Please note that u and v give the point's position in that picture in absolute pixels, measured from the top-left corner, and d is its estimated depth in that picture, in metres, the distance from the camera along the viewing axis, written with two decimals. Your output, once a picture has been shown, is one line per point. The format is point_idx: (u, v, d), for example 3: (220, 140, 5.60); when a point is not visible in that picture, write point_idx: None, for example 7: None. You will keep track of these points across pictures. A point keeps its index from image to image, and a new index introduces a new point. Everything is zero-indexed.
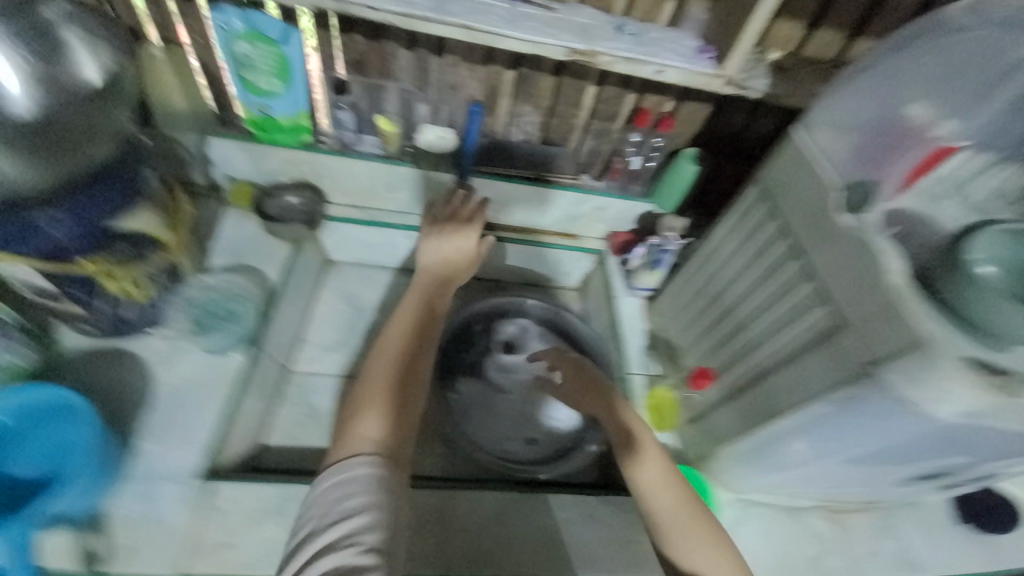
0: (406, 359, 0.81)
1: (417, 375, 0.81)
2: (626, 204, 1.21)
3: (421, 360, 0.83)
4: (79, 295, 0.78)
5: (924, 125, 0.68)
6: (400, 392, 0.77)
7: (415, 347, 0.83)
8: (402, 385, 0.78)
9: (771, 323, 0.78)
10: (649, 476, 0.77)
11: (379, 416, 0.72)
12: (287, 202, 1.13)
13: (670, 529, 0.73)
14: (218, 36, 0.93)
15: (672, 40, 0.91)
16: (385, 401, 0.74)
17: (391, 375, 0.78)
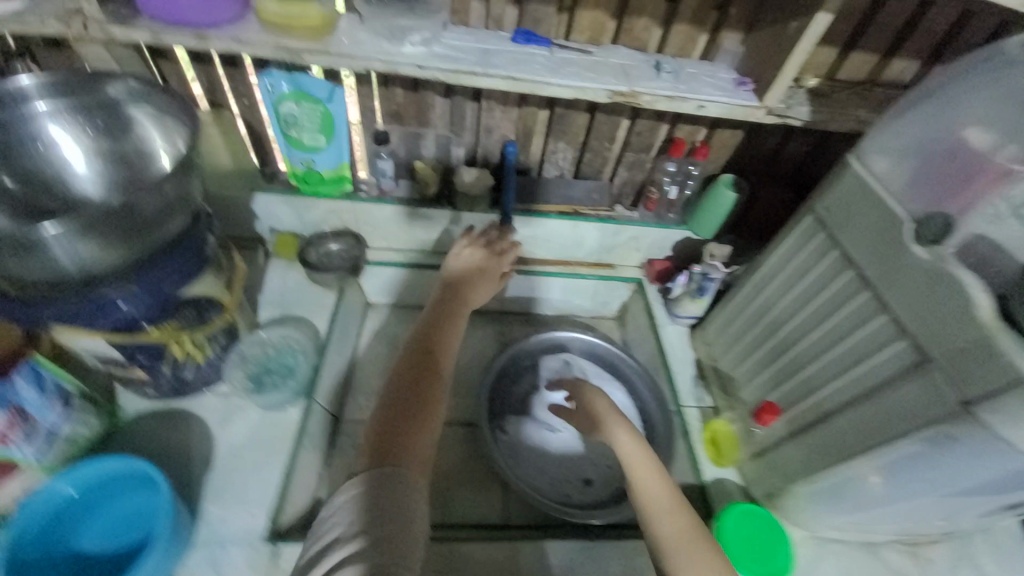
0: (412, 376, 0.77)
1: (427, 392, 0.75)
2: (662, 231, 1.21)
3: (433, 376, 0.78)
4: (144, 361, 0.79)
5: (994, 148, 0.62)
6: (406, 411, 0.72)
7: (421, 363, 0.79)
8: (409, 405, 0.73)
9: (835, 356, 0.76)
10: (653, 495, 0.75)
11: (383, 440, 0.68)
12: (329, 250, 1.14)
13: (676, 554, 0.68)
14: (265, 99, 0.96)
15: (709, 73, 0.92)
16: (389, 424, 0.71)
17: (396, 396, 0.74)
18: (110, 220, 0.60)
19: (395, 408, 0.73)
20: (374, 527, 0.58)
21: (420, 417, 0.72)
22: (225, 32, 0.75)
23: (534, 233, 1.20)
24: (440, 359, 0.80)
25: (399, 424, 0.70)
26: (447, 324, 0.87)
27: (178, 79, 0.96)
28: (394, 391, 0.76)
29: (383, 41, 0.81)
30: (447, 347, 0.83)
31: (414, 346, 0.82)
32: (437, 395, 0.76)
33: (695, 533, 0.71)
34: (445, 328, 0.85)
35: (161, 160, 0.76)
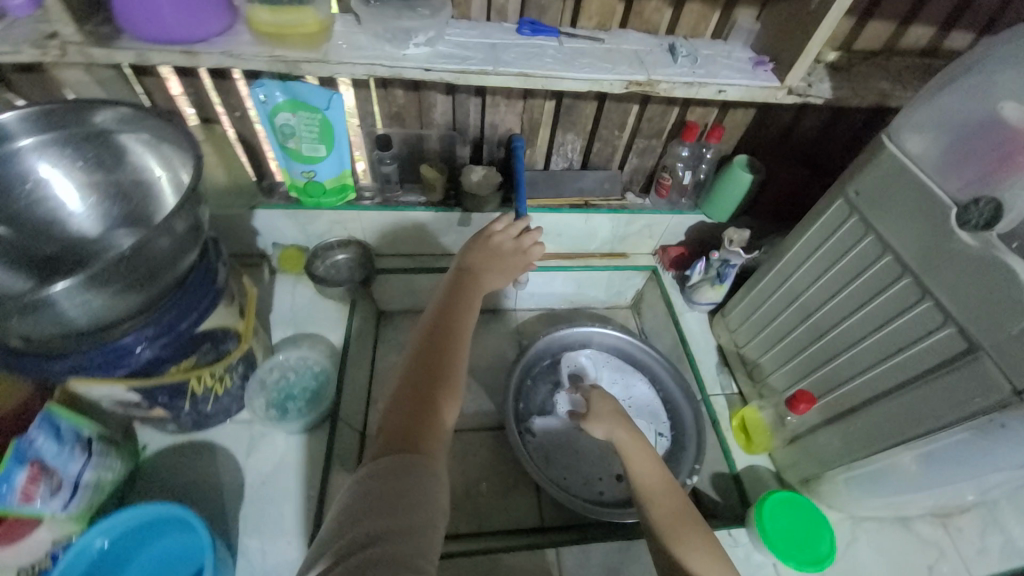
0: (423, 366, 0.74)
1: (439, 379, 0.73)
2: (676, 218, 1.17)
3: (445, 363, 0.75)
4: (163, 400, 0.75)
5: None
6: (418, 401, 0.69)
7: (436, 352, 0.76)
8: (420, 393, 0.71)
9: (876, 341, 0.74)
10: (643, 477, 0.79)
11: (396, 431, 0.65)
12: (336, 260, 1.10)
13: (668, 533, 0.72)
14: (258, 111, 0.91)
15: (724, 55, 0.89)
16: (402, 414, 0.68)
17: (408, 386, 0.72)
18: (124, 267, 0.57)
19: (408, 397, 0.70)
20: (388, 517, 0.55)
21: (432, 405, 0.70)
22: (216, 46, 0.72)
23: (546, 228, 1.16)
24: (452, 345, 0.77)
25: (411, 414, 0.68)
26: (459, 308, 0.83)
27: (163, 95, 0.89)
28: (406, 382, 0.73)
29: (386, 44, 0.78)
30: (461, 333, 0.80)
31: (423, 334, 0.79)
32: (452, 383, 0.74)
33: (683, 514, 0.74)
34: (454, 312, 0.82)
35: (163, 191, 0.73)
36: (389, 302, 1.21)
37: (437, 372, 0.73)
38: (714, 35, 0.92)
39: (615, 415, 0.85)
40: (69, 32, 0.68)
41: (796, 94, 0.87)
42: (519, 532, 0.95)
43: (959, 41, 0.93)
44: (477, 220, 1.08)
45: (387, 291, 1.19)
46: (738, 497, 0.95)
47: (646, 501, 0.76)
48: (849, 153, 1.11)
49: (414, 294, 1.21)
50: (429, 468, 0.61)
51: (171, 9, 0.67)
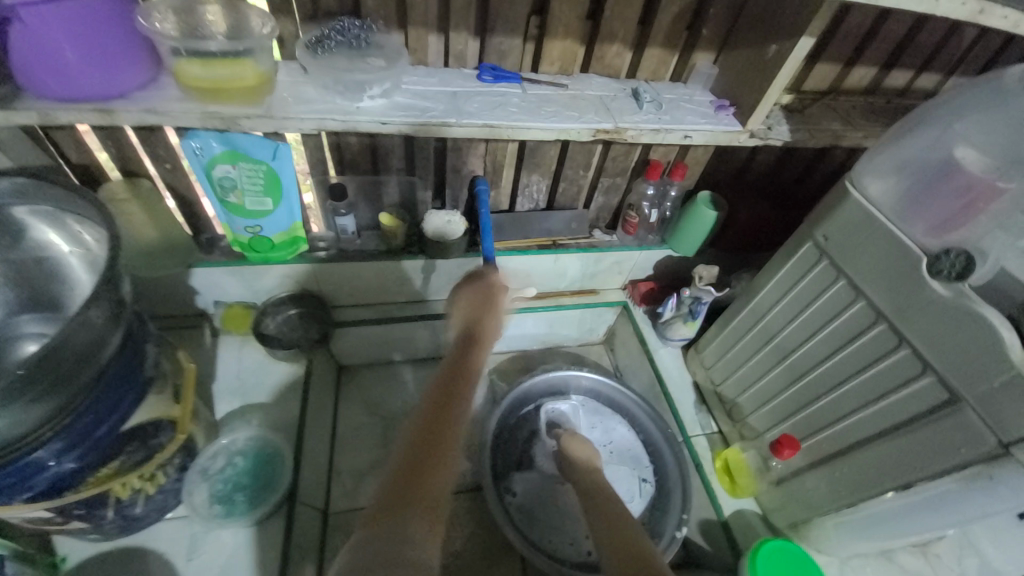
0: (433, 414, 0.70)
1: (444, 437, 0.67)
2: (644, 253, 1.15)
3: (452, 409, 0.71)
4: (81, 511, 0.66)
5: (978, 168, 0.62)
6: (424, 450, 0.65)
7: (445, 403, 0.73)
8: (428, 444, 0.66)
9: (856, 386, 0.75)
10: (596, 496, 0.83)
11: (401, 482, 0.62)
12: (289, 316, 1.00)
13: (611, 527, 0.73)
14: (192, 162, 0.81)
15: (685, 98, 0.89)
16: (407, 463, 0.64)
17: (417, 432, 0.68)
18: (38, 379, 0.49)
19: (416, 446, 0.66)
20: None
21: (435, 457, 0.65)
22: (135, 103, 0.66)
23: (515, 271, 1.10)
24: (461, 391, 0.74)
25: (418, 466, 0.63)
26: (472, 357, 0.80)
27: (78, 150, 0.79)
28: (418, 426, 0.69)
29: (337, 97, 0.74)
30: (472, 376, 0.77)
31: (439, 380, 0.76)
32: (456, 429, 0.69)
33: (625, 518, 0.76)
34: (466, 357, 0.80)
35: (75, 268, 0.67)
36: (349, 355, 1.12)
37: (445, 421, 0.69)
38: (674, 77, 0.92)
39: (577, 453, 0.95)
40: None
41: (756, 137, 0.89)
42: None
43: (898, 79, 0.97)
44: (443, 266, 1.02)
45: (348, 344, 1.09)
46: (728, 546, 0.92)
47: (595, 508, 0.79)
48: (805, 184, 1.14)
49: (375, 346, 1.12)
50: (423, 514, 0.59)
51: (79, 64, 0.61)
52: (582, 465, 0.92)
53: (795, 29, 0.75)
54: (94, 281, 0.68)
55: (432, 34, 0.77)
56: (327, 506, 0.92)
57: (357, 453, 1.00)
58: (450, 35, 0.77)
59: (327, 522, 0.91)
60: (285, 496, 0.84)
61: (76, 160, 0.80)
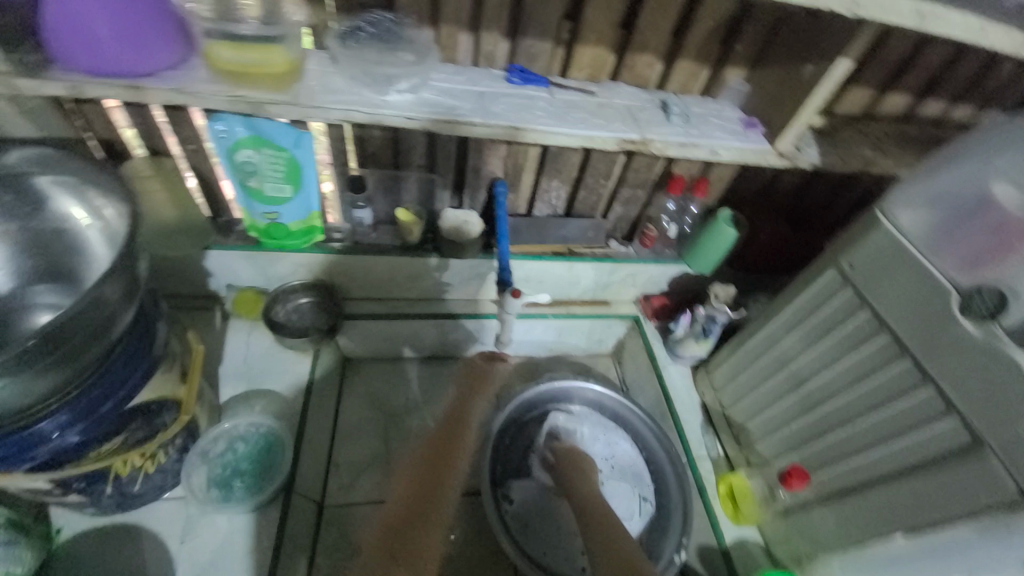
0: (436, 454, 0.76)
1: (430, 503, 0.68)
2: (659, 267, 1.13)
3: (455, 449, 0.77)
4: (80, 484, 0.66)
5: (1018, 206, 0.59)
6: (428, 486, 0.71)
7: (432, 465, 0.74)
8: (430, 481, 0.72)
9: (873, 421, 0.73)
10: (598, 512, 0.81)
11: (405, 514, 0.67)
12: (299, 304, 1.00)
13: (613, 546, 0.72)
14: (217, 146, 0.82)
15: (715, 113, 0.88)
16: (405, 506, 0.68)
17: (419, 472, 0.74)
18: (48, 351, 0.49)
19: (417, 482, 0.72)
20: None
21: (436, 493, 0.70)
22: (165, 82, 0.66)
23: (528, 276, 1.09)
24: (459, 440, 0.78)
25: (419, 501, 0.69)
26: (475, 399, 0.85)
27: (105, 124, 0.79)
28: (421, 465, 0.75)
29: (364, 89, 0.74)
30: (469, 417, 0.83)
31: (440, 427, 0.82)
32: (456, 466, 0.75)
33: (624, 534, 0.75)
34: (456, 424, 0.82)
35: (93, 243, 0.67)
36: (356, 349, 1.11)
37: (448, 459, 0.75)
38: (704, 92, 0.91)
39: (575, 468, 0.93)
40: None
41: (786, 158, 0.86)
42: None
43: (934, 108, 0.95)
44: (456, 266, 1.02)
45: (355, 337, 1.09)
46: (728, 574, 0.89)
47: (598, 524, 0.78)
48: (830, 209, 1.11)
49: (383, 342, 1.12)
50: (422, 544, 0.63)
51: (111, 41, 0.62)
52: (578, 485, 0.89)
53: (834, 51, 0.73)
54: (111, 257, 0.67)
55: (463, 32, 0.77)
56: (322, 499, 0.91)
57: (356, 448, 1.00)
58: (481, 34, 0.77)
59: (322, 515, 0.90)
60: (282, 486, 0.83)
61: (103, 135, 0.81)
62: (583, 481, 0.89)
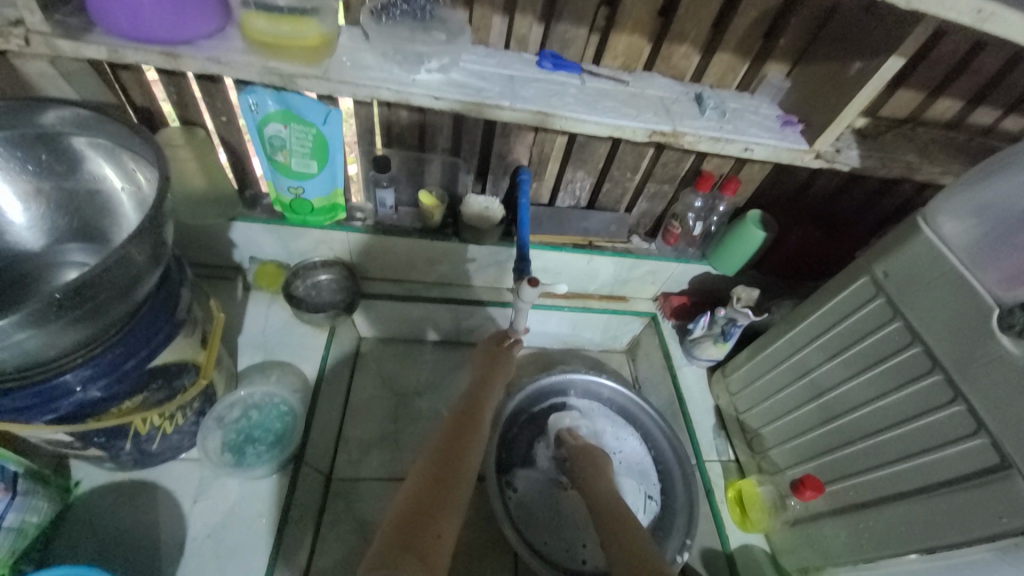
0: (457, 432, 0.75)
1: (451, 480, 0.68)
2: (681, 266, 1.10)
3: (469, 437, 0.75)
4: (100, 439, 0.68)
5: None
6: (443, 474, 0.69)
7: (454, 442, 0.74)
8: (445, 469, 0.69)
9: (896, 436, 0.71)
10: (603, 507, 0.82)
11: (419, 502, 0.65)
12: (319, 281, 1.01)
13: (617, 537, 0.74)
14: (247, 118, 0.83)
15: (751, 109, 0.85)
16: (427, 482, 0.67)
17: (441, 446, 0.73)
18: (72, 306, 0.50)
19: (432, 467, 0.69)
20: None
21: (452, 482, 0.68)
22: (200, 50, 0.67)
23: (546, 266, 1.08)
24: (478, 422, 0.78)
25: (435, 490, 0.66)
26: (488, 388, 0.85)
27: (142, 92, 0.81)
28: (435, 452, 0.72)
29: (394, 67, 0.73)
30: (484, 405, 0.81)
31: (461, 405, 0.81)
32: (470, 456, 0.73)
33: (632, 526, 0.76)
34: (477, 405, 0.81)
35: (125, 205, 0.70)
36: (371, 328, 1.12)
37: (464, 448, 0.73)
38: (741, 87, 0.88)
39: (584, 459, 0.93)
40: (35, 20, 0.63)
41: (823, 158, 0.83)
42: None
43: (987, 117, 0.89)
44: (475, 252, 1.01)
45: (371, 317, 1.10)
46: None
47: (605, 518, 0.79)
48: (862, 220, 1.07)
49: (398, 323, 1.12)
50: (436, 533, 0.61)
51: (153, 6, 0.62)
52: (587, 476, 0.90)
53: (885, 48, 0.69)
54: (139, 220, 0.70)
55: (497, 14, 0.75)
56: (331, 472, 0.93)
57: (366, 425, 1.01)
58: (515, 17, 0.75)
59: (329, 487, 0.92)
60: (292, 456, 0.84)
61: (139, 102, 0.82)
62: (592, 472, 0.90)
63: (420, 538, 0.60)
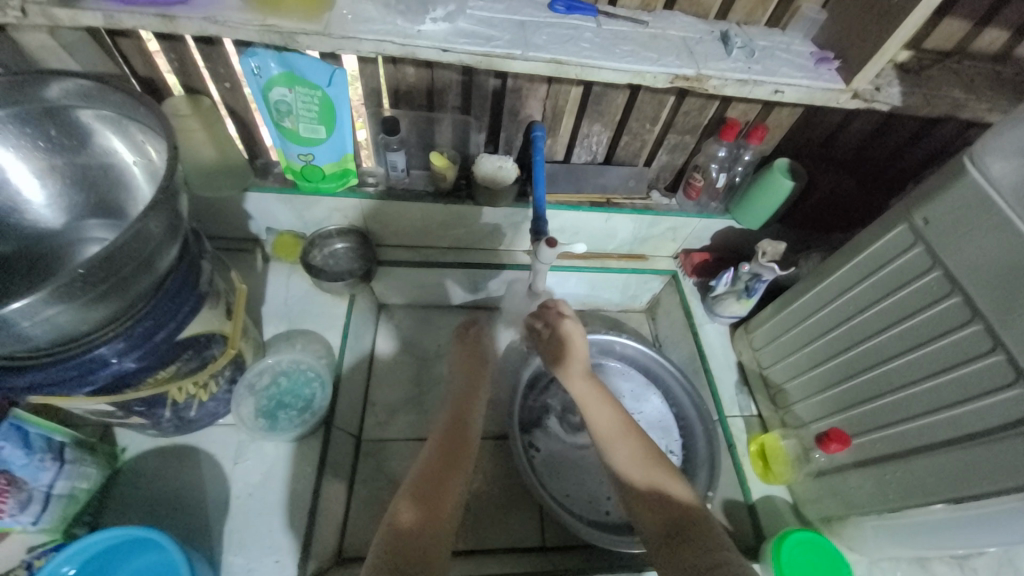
0: (464, 403, 0.81)
1: (462, 456, 0.73)
2: (704, 221, 1.06)
3: (471, 408, 0.81)
4: (139, 408, 0.71)
5: None
6: (455, 441, 0.74)
7: (461, 415, 0.79)
8: (457, 441, 0.74)
9: (926, 389, 0.69)
10: (602, 428, 0.75)
11: (436, 466, 0.71)
12: (335, 250, 1.02)
13: (637, 471, 0.70)
14: (249, 82, 0.79)
15: (782, 46, 0.79)
16: (444, 449, 0.73)
17: (453, 417, 0.78)
18: (95, 281, 0.51)
19: (446, 440, 0.74)
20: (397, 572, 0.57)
21: (462, 451, 0.73)
22: (195, 10, 0.65)
23: (563, 226, 1.05)
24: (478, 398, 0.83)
25: (450, 456, 0.72)
26: (478, 364, 0.88)
27: (143, 61, 0.79)
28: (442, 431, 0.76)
29: (398, 17, 0.70)
30: (480, 381, 0.85)
31: (463, 379, 0.86)
32: (473, 436, 0.77)
33: (658, 456, 0.72)
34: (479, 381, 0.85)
35: (137, 178, 0.71)
36: (390, 295, 1.13)
37: (466, 426, 0.77)
38: (771, 24, 0.82)
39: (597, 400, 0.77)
40: None
41: (861, 98, 0.77)
42: (521, 552, 0.91)
43: None
44: (490, 214, 0.99)
45: (389, 284, 1.10)
46: (753, 529, 0.89)
47: (608, 449, 0.74)
48: (900, 158, 0.97)
49: (416, 288, 1.13)
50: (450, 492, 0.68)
51: None
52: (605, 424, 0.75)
53: None
54: (153, 192, 0.72)
55: None
56: (360, 433, 0.97)
57: (391, 388, 1.04)
58: None
59: (360, 448, 0.96)
60: (322, 419, 0.87)
61: (142, 72, 0.80)
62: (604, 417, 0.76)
63: (433, 511, 0.65)
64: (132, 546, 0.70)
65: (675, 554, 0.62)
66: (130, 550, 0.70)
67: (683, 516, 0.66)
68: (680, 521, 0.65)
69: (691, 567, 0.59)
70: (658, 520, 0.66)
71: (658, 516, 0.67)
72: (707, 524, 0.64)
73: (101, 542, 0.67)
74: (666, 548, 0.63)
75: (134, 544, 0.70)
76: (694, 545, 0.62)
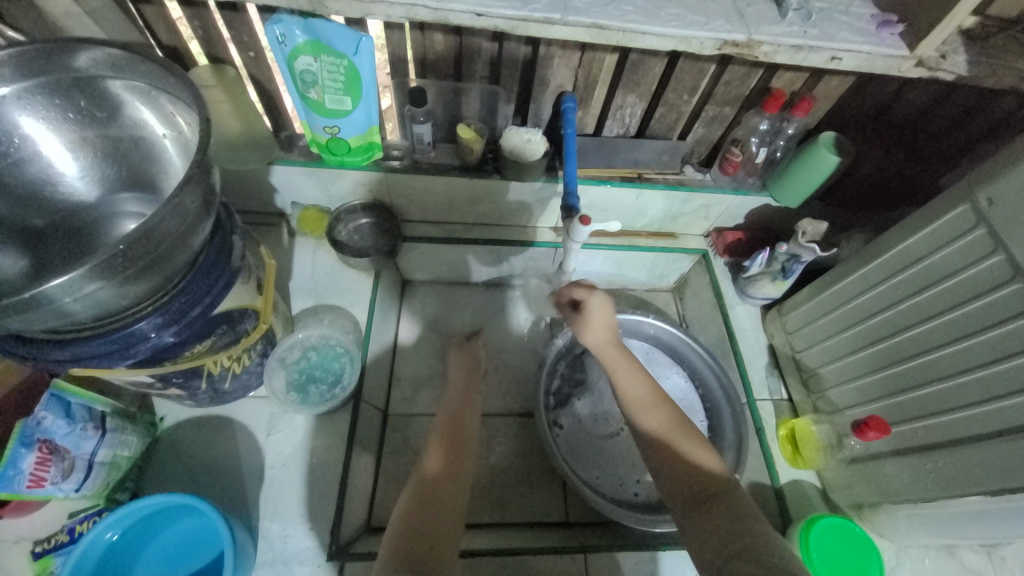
0: (466, 391, 0.82)
1: (467, 440, 0.74)
2: (739, 199, 1.01)
3: (472, 394, 0.82)
4: (177, 380, 0.73)
5: None
6: (460, 425, 0.76)
7: (466, 399, 0.81)
8: (457, 424, 0.76)
9: (978, 378, 0.66)
10: (632, 397, 0.72)
11: (445, 446, 0.72)
12: (360, 225, 1.01)
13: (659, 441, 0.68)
14: (273, 52, 0.76)
15: (841, 8, 0.73)
16: (448, 431, 0.75)
17: (455, 403, 0.80)
18: (132, 258, 0.51)
19: (450, 424, 0.76)
20: (418, 541, 0.59)
21: (465, 432, 0.75)
22: None
23: (592, 203, 1.01)
24: (478, 385, 0.84)
25: (452, 438, 0.74)
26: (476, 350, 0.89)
27: (167, 29, 0.77)
28: (442, 421, 0.77)
29: None
30: (477, 370, 0.86)
31: (463, 365, 0.87)
32: (474, 423, 0.78)
33: (689, 428, 0.69)
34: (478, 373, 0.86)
35: (168, 150, 0.70)
36: (414, 271, 1.13)
37: (467, 416, 0.78)
38: None
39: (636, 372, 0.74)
40: None
41: (925, 66, 0.72)
42: (542, 527, 0.93)
43: None
44: (518, 190, 0.96)
45: (413, 261, 1.09)
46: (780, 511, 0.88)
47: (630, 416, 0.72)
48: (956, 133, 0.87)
49: (440, 264, 1.12)
50: (458, 469, 0.69)
51: None
52: (636, 396, 0.72)
53: None
54: (185, 165, 0.71)
55: None
56: (387, 408, 0.99)
57: (415, 364, 1.05)
58: None
59: (387, 421, 0.98)
60: (350, 394, 0.88)
61: (167, 40, 0.78)
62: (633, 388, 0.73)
63: (445, 488, 0.66)
64: (161, 516, 0.73)
65: (702, 526, 0.60)
66: (162, 519, 0.73)
67: (711, 490, 0.63)
68: (709, 494, 0.63)
69: (719, 542, 0.57)
70: (684, 493, 0.64)
71: (681, 485, 0.64)
72: (736, 497, 0.62)
73: (135, 515, 0.70)
74: (691, 518, 0.61)
75: (164, 514, 0.73)
76: (718, 519, 0.59)
